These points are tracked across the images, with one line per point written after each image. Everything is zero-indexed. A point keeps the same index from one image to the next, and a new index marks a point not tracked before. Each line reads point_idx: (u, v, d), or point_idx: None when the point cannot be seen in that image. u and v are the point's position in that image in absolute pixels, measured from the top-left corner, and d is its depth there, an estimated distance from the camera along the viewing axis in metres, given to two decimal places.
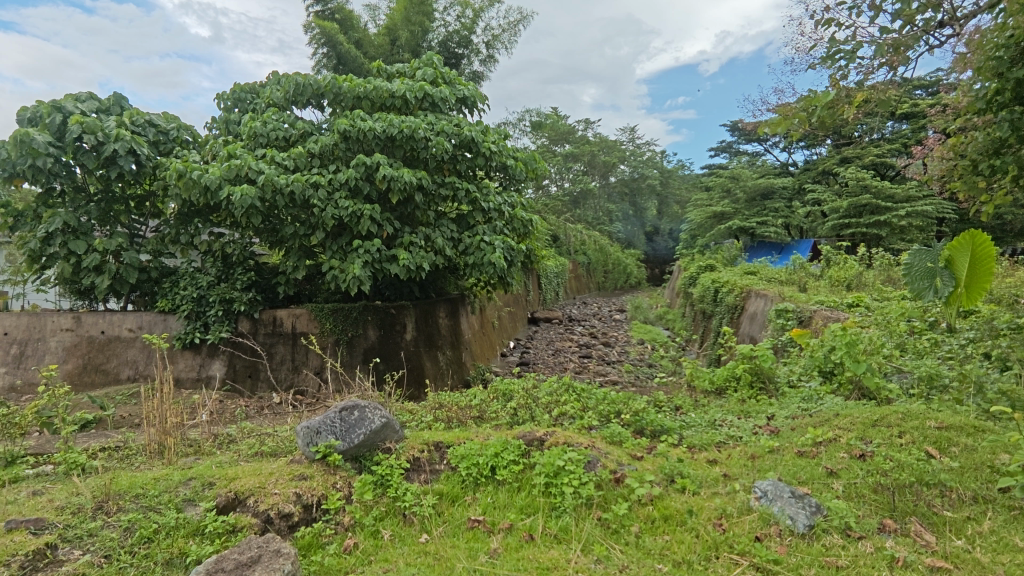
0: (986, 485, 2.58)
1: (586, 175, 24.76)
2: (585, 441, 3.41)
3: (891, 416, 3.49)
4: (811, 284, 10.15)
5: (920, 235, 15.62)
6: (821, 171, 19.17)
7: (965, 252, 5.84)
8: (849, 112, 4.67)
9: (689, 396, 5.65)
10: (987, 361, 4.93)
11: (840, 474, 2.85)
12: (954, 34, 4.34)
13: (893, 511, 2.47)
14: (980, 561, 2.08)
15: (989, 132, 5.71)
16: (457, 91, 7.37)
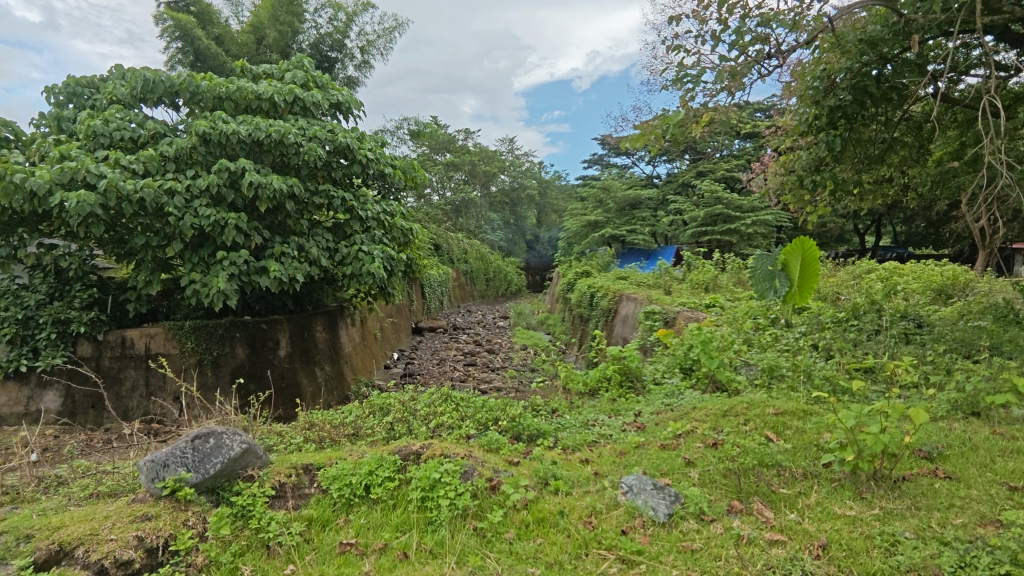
0: (813, 462, 2.93)
1: (467, 184, 24.89)
2: (463, 451, 3.40)
3: (738, 406, 3.87)
4: (674, 288, 11.00)
5: (764, 242, 17.57)
6: (681, 183, 20.93)
7: (797, 255, 6.68)
8: (697, 131, 5.15)
9: (565, 398, 5.85)
10: (816, 351, 5.63)
11: (695, 463, 3.10)
12: (780, 64, 4.93)
13: (740, 493, 2.71)
14: (808, 530, 2.33)
15: (812, 152, 6.57)
16: (330, 96, 7.10)
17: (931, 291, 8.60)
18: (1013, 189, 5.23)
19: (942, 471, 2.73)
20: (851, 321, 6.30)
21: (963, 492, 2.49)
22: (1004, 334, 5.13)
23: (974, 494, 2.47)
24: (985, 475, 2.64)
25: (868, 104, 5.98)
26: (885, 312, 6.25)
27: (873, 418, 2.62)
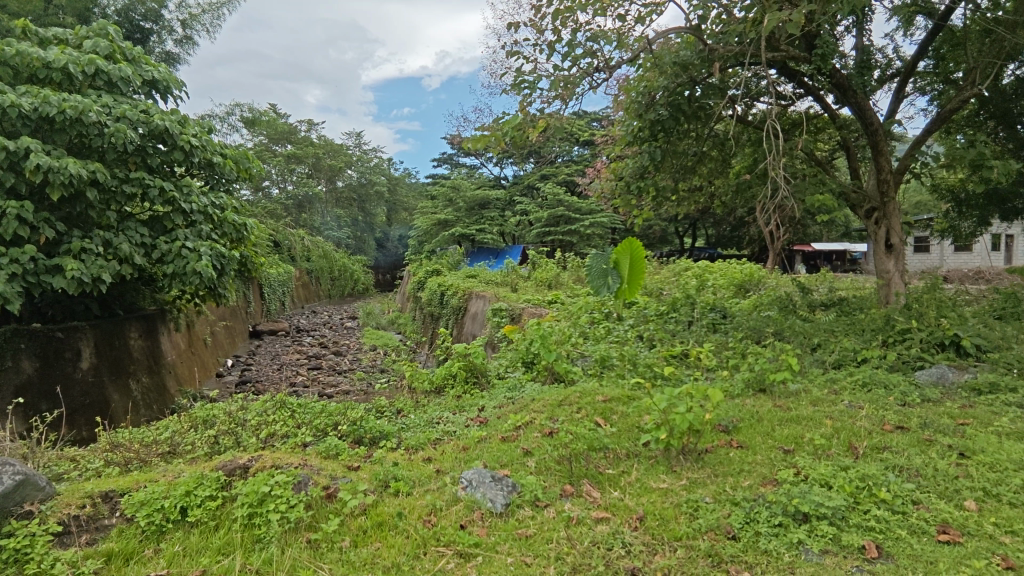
0: (634, 442, 3.22)
1: (311, 178, 23.54)
2: (297, 460, 3.20)
3: (572, 397, 4.15)
4: (521, 285, 11.47)
5: (601, 242, 19.01)
6: (526, 185, 21.83)
7: (626, 255, 7.33)
8: (534, 136, 5.39)
9: (410, 398, 5.80)
10: (641, 342, 6.21)
11: (533, 452, 3.25)
12: (608, 78, 5.34)
13: (571, 477, 2.90)
14: (628, 506, 2.55)
15: (637, 161, 7.22)
16: (143, 72, 6.24)
17: (733, 286, 9.93)
18: (790, 200, 6.23)
19: (736, 441, 3.16)
20: (670, 313, 7.05)
21: (751, 458, 2.91)
22: (785, 322, 6.09)
23: (758, 458, 2.90)
24: (768, 441, 3.11)
25: (682, 120, 6.73)
26: (697, 305, 7.08)
27: (681, 399, 2.93)
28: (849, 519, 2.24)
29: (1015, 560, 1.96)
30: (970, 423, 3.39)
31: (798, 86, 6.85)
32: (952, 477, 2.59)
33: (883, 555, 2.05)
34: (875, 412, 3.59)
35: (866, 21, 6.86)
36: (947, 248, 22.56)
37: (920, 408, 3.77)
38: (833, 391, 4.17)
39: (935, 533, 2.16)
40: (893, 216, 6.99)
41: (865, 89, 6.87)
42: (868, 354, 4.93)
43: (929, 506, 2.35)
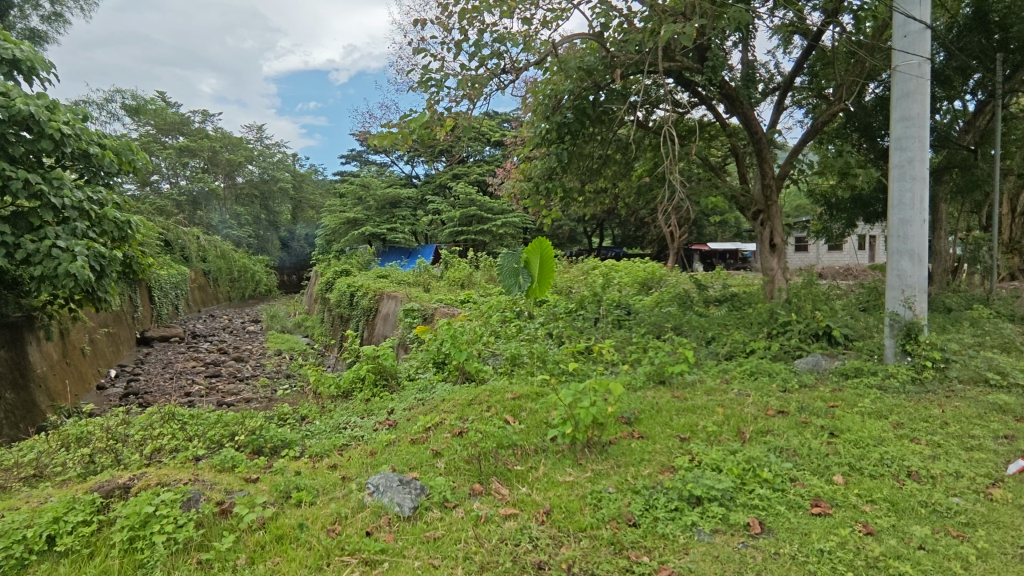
0: (542, 438, 3.29)
1: (206, 173, 22.01)
2: (187, 476, 2.97)
3: (481, 396, 4.18)
4: (434, 285, 11.37)
5: (513, 242, 19.25)
6: (438, 184, 21.68)
7: (536, 256, 7.45)
8: (442, 134, 5.34)
9: (316, 404, 5.57)
10: (550, 339, 6.35)
11: (442, 452, 3.24)
12: (514, 79, 5.40)
13: (480, 475, 2.90)
14: (535, 501, 2.59)
15: (544, 162, 7.37)
16: (1, 51, 5.54)
17: (637, 283, 10.39)
18: (686, 202, 6.62)
19: (637, 432, 3.30)
20: (578, 311, 7.27)
21: (650, 447, 3.06)
22: (683, 317, 6.46)
23: (657, 447, 3.05)
24: (666, 431, 3.29)
25: (587, 123, 6.95)
26: (603, 303, 7.36)
27: (584, 394, 3.03)
28: (737, 499, 2.41)
29: (874, 525, 2.20)
30: (838, 405, 3.76)
31: (692, 95, 7.29)
32: (824, 454, 2.87)
33: (765, 530, 2.22)
34: (760, 399, 3.89)
35: (751, 38, 7.43)
36: (822, 248, 24.92)
37: (798, 393, 4.13)
38: (724, 381, 4.48)
39: (809, 506, 2.37)
40: (776, 218, 7.62)
41: (750, 100, 7.44)
42: (755, 345, 5.34)
43: (804, 482, 2.57)
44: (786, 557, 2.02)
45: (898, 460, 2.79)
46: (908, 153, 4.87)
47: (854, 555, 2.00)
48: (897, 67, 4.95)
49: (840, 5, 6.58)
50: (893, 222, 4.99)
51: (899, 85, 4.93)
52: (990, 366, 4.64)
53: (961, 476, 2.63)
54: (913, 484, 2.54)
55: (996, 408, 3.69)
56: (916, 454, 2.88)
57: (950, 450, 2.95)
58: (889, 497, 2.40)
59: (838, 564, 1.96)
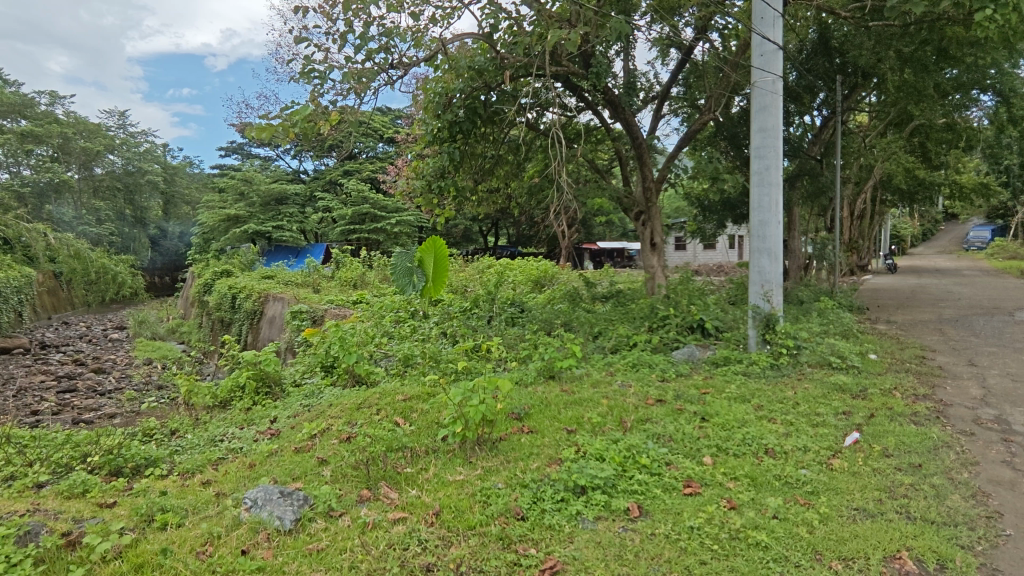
0: (432, 438, 3.26)
1: (56, 162, 19.56)
2: (25, 506, 2.61)
3: (371, 399, 4.08)
4: (324, 286, 10.90)
5: (408, 240, 18.95)
6: (328, 181, 20.83)
7: (431, 255, 7.27)
8: (326, 129, 5.12)
9: (188, 416, 5.12)
10: (444, 338, 6.32)
11: (329, 460, 3.10)
12: (402, 75, 5.29)
13: (368, 481, 2.82)
14: (425, 502, 2.56)
15: (436, 160, 7.30)
16: None
17: (530, 282, 10.62)
18: (574, 202, 6.86)
19: (527, 427, 3.37)
20: (473, 310, 7.30)
21: (539, 441, 3.13)
22: (572, 313, 6.71)
23: (546, 441, 3.14)
24: (554, 424, 3.38)
25: (478, 123, 7.00)
26: (496, 301, 7.45)
27: (473, 392, 3.04)
28: (619, 485, 2.54)
29: (736, 500, 2.41)
30: (709, 391, 4.09)
31: (578, 99, 7.58)
32: (695, 438, 3.10)
33: (643, 513, 2.36)
34: (641, 389, 4.14)
35: (631, 48, 7.85)
36: (699, 247, 26.97)
37: (674, 381, 4.44)
38: (609, 373, 4.71)
39: (682, 487, 2.55)
40: (655, 219, 8.12)
41: (631, 107, 7.86)
42: (637, 338, 5.65)
43: (678, 465, 2.77)
44: (661, 537, 2.16)
45: (758, 439, 3.08)
46: (765, 161, 5.38)
47: (719, 528, 2.18)
48: (755, 83, 5.45)
49: (708, 23, 7.12)
50: (754, 223, 5.49)
51: (758, 99, 5.43)
52: (833, 351, 5.25)
53: (807, 449, 2.96)
54: (769, 460, 2.82)
55: (837, 388, 4.19)
56: (772, 433, 3.20)
57: (800, 427, 3.30)
58: (749, 473, 2.65)
59: (705, 538, 2.13)
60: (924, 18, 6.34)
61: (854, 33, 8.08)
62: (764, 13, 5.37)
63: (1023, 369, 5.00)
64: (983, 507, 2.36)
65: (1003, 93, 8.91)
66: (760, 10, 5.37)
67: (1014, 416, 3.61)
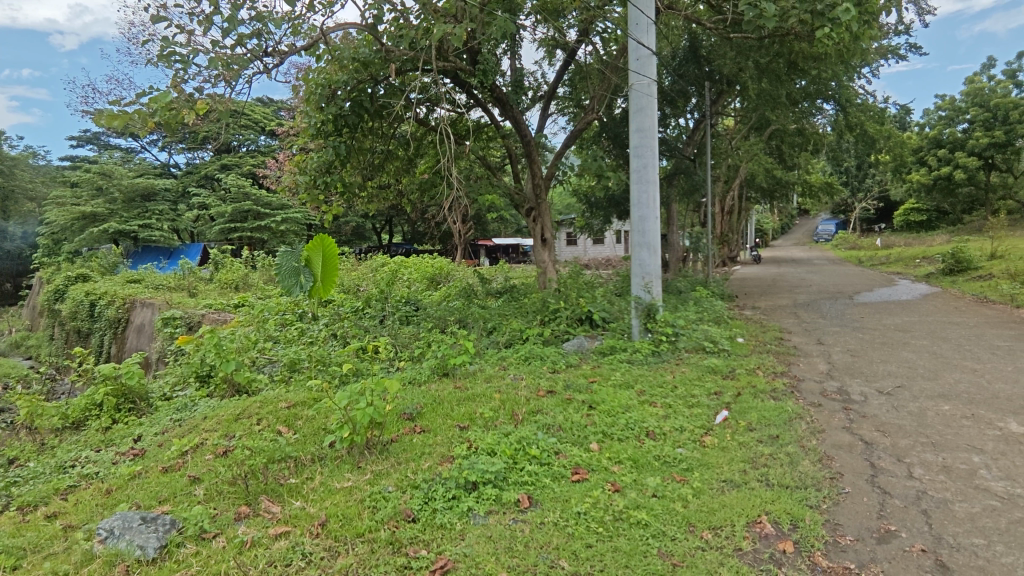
0: (319, 446, 3.11)
1: None
2: None
3: (250, 408, 3.84)
4: (201, 289, 10.07)
5: (296, 238, 18.02)
6: (203, 175, 19.26)
7: (319, 251, 6.81)
8: (191, 119, 4.70)
9: (32, 442, 4.50)
10: (335, 340, 6.07)
11: (202, 478, 2.86)
12: (277, 63, 4.98)
13: (247, 496, 2.62)
14: (309, 513, 2.43)
15: (320, 154, 6.93)
16: None
17: (424, 279, 10.50)
18: (465, 198, 6.83)
19: (419, 427, 3.32)
20: (364, 310, 7.08)
21: (431, 440, 3.10)
22: (466, 309, 6.71)
23: (438, 439, 3.11)
24: (446, 422, 3.36)
25: (365, 116, 6.78)
26: (389, 300, 7.28)
27: (361, 395, 2.93)
28: (509, 478, 2.58)
29: (620, 483, 2.52)
30: (596, 380, 4.26)
31: (466, 95, 7.56)
32: (583, 426, 3.21)
33: (533, 503, 2.41)
34: (532, 382, 4.22)
35: (517, 47, 7.97)
36: (588, 241, 28.14)
37: (565, 372, 4.59)
38: (502, 367, 4.77)
39: (570, 474, 2.63)
40: (545, 215, 8.30)
41: (519, 105, 7.99)
42: (529, 331, 5.77)
43: (567, 453, 2.85)
44: (550, 525, 2.21)
45: (639, 423, 3.25)
46: (643, 160, 5.69)
47: (604, 511, 2.27)
48: (632, 85, 5.73)
49: (589, 26, 7.38)
50: (635, 218, 5.79)
51: (635, 101, 5.73)
52: (706, 336, 5.69)
53: (683, 429, 3.18)
54: (649, 442, 2.99)
55: (710, 370, 4.54)
56: (653, 416, 3.39)
57: (677, 409, 3.54)
58: (632, 455, 2.79)
59: (591, 522, 2.21)
60: (775, 33, 7.00)
61: (719, 44, 8.76)
62: (639, 20, 5.66)
63: (859, 345, 5.72)
64: (828, 469, 2.66)
65: (840, 103, 10.09)
66: (635, 16, 5.65)
67: (853, 387, 4.12)
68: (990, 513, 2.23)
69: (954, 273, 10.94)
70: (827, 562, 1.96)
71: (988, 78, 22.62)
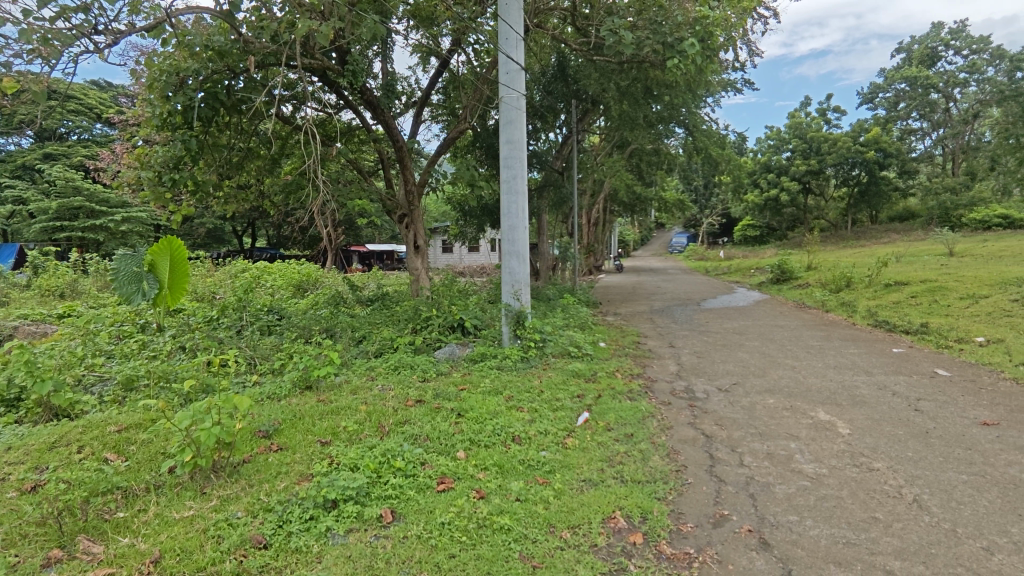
0: (155, 473, 2.79)
1: None
2: None
3: (70, 435, 3.34)
4: (14, 297, 8.63)
5: (140, 240, 16.15)
6: (20, 165, 16.61)
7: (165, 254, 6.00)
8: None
9: None
10: (182, 353, 5.50)
11: (2, 520, 2.42)
12: (109, 43, 4.41)
13: (61, 537, 2.26)
14: (140, 550, 2.16)
15: (167, 149, 6.24)
16: None
17: (289, 286, 9.89)
18: (332, 202, 6.51)
19: (276, 444, 3.11)
20: (219, 321, 6.50)
21: (288, 459, 2.90)
22: (333, 318, 6.43)
23: (297, 457, 2.92)
24: (306, 438, 3.17)
25: (219, 110, 6.25)
26: (248, 308, 6.75)
27: (205, 413, 2.67)
28: (372, 493, 2.49)
29: (484, 489, 2.54)
30: (466, 387, 4.27)
31: (335, 95, 7.27)
32: (451, 434, 3.20)
33: (396, 517, 2.34)
34: (401, 391, 4.13)
35: (389, 51, 7.82)
36: (463, 249, 28.32)
37: (434, 381, 4.55)
38: (370, 378, 4.62)
39: (436, 485, 2.60)
40: (418, 222, 8.21)
41: (391, 109, 7.84)
42: (400, 340, 5.64)
43: (432, 463, 2.82)
44: (413, 538, 2.17)
45: (506, 428, 3.31)
46: (512, 170, 5.83)
47: (467, 519, 2.27)
48: (502, 98, 5.88)
49: (461, 37, 7.44)
50: (504, 228, 5.90)
51: (504, 112, 5.87)
52: (571, 342, 5.95)
53: (547, 433, 3.28)
54: (514, 447, 3.04)
55: (573, 374, 4.75)
56: (519, 421, 3.47)
57: (542, 412, 3.65)
58: (497, 461, 2.82)
59: (454, 532, 2.20)
60: (633, 59, 7.56)
61: (584, 65, 9.27)
62: (508, 35, 5.80)
63: (704, 347, 6.33)
64: (673, 463, 2.89)
65: (689, 128, 11.14)
66: (504, 31, 5.79)
67: (697, 385, 4.54)
68: (802, 492, 2.56)
69: (780, 282, 12.53)
70: (670, 550, 2.12)
71: (805, 114, 26.27)
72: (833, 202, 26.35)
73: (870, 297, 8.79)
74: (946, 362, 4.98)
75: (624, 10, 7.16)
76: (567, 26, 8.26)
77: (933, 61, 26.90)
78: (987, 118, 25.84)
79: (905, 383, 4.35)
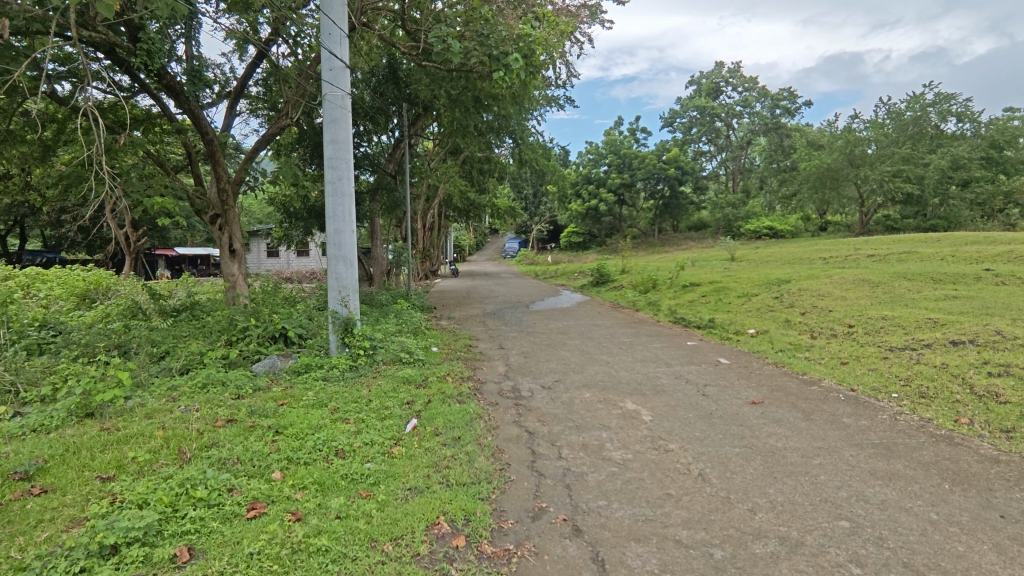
0: None
1: None
2: None
3: None
4: None
5: None
6: None
7: None
8: None
9: None
10: None
11: None
12: None
13: None
14: None
15: None
16: None
17: (70, 296, 8.41)
18: (125, 199, 5.65)
19: (40, 487, 2.60)
20: None
21: (56, 503, 2.43)
22: (127, 332, 5.58)
23: (67, 500, 2.46)
24: (81, 476, 2.69)
25: None
26: (8, 323, 5.58)
27: None
28: (165, 531, 2.18)
29: (301, 511, 2.37)
30: (286, 402, 3.96)
31: (127, 77, 6.34)
32: (264, 454, 2.95)
33: (194, 555, 2.08)
34: (208, 411, 3.71)
35: (195, 32, 7.01)
36: (290, 254, 26.46)
37: (250, 397, 4.14)
38: (171, 399, 4.07)
39: (245, 512, 2.36)
40: (233, 223, 7.47)
41: (197, 98, 7.03)
42: (210, 354, 5.08)
43: (242, 489, 2.57)
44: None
45: (328, 442, 3.13)
46: (338, 171, 5.56)
47: (279, 546, 2.10)
48: (326, 95, 5.59)
49: (280, 26, 6.93)
50: (330, 231, 5.60)
51: (328, 110, 5.58)
52: (402, 348, 5.86)
53: (373, 443, 3.17)
54: (337, 462, 2.89)
55: (404, 380, 4.67)
56: (343, 433, 3.30)
57: (369, 422, 3.53)
58: (316, 479, 2.65)
59: (264, 561, 2.01)
60: (463, 69, 7.68)
61: (415, 69, 9.21)
62: (331, 30, 5.54)
63: (532, 347, 6.64)
64: (498, 461, 2.98)
65: (517, 138, 11.64)
66: (327, 26, 5.52)
67: (524, 384, 4.74)
68: (610, 477, 2.79)
69: (599, 285, 13.63)
70: (491, 548, 2.16)
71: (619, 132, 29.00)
72: (643, 212, 29.30)
73: (671, 296, 9.94)
74: (727, 352, 5.82)
75: (452, 19, 7.26)
76: (396, 27, 8.14)
77: (717, 95, 31.37)
78: (757, 145, 30.81)
79: (696, 371, 5.00)
